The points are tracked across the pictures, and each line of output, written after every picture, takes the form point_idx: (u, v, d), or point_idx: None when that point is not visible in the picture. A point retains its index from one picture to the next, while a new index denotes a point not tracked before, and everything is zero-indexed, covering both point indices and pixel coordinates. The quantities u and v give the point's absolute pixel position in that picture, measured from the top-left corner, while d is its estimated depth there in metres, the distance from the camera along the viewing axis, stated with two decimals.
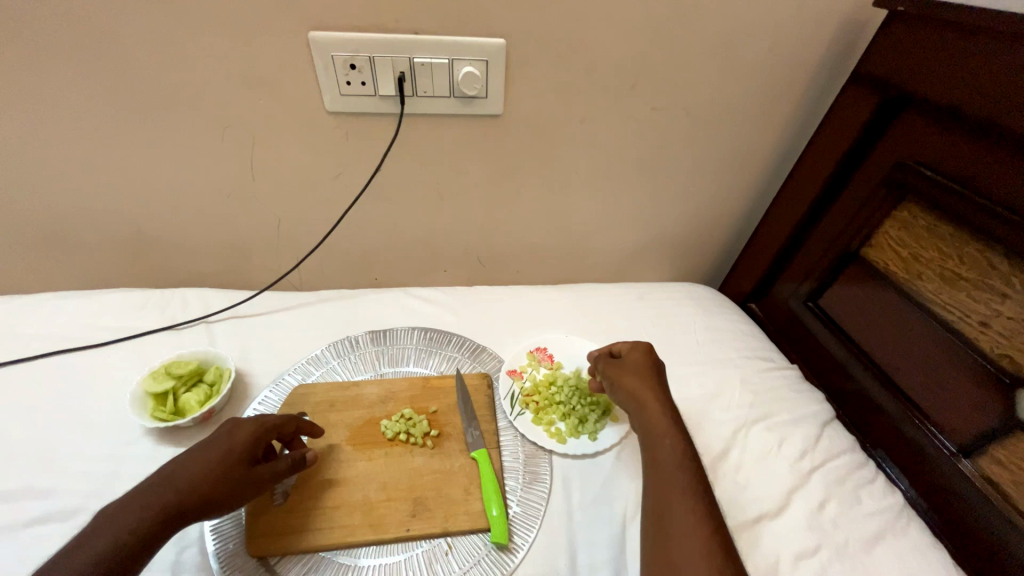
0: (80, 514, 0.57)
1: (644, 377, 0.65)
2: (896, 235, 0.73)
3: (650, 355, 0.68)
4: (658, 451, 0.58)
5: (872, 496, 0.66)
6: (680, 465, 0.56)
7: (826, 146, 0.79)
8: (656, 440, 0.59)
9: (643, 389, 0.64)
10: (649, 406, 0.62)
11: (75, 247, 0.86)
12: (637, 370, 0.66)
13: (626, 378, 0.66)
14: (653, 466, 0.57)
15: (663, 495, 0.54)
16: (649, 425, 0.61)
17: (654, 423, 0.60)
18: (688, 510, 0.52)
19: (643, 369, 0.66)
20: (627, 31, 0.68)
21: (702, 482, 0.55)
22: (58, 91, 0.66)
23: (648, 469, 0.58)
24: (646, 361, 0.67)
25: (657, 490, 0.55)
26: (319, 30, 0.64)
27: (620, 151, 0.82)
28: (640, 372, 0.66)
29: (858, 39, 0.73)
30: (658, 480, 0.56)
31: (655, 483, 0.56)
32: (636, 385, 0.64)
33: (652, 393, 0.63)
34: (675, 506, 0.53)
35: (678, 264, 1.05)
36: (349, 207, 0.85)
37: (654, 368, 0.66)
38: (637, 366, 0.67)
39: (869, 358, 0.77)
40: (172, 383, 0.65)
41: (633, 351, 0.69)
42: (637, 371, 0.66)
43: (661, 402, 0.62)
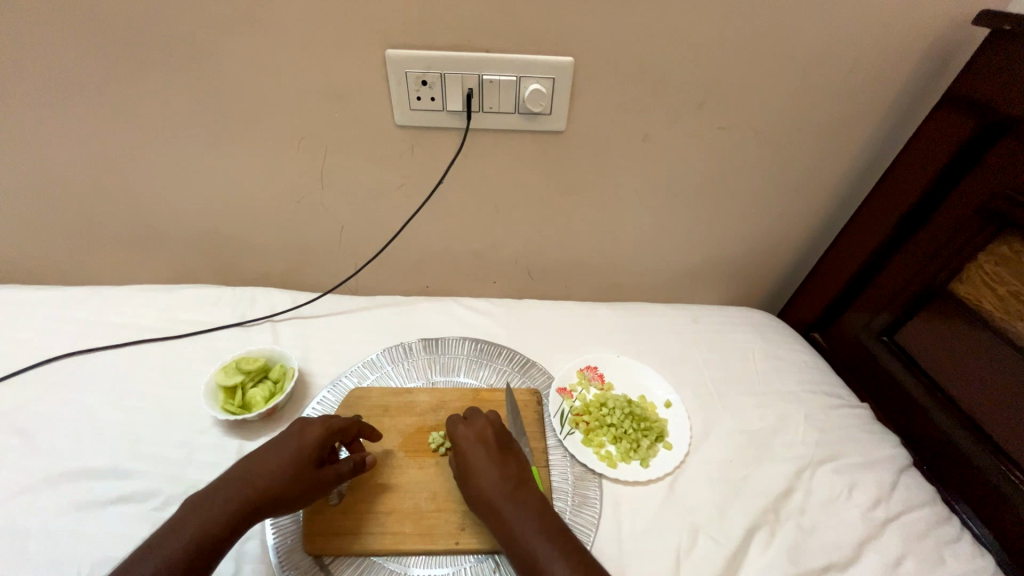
0: (156, 497, 0.60)
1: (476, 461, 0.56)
2: (993, 270, 0.68)
3: (482, 433, 0.58)
4: (540, 572, 0.48)
5: (957, 557, 0.60)
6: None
7: (910, 171, 0.74)
8: (533, 552, 0.49)
9: (482, 475, 0.55)
10: (499, 506, 0.53)
11: (160, 244, 0.93)
12: (480, 458, 0.56)
13: (464, 469, 0.56)
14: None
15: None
16: (508, 528, 0.51)
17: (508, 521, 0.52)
18: None
19: (469, 459, 0.56)
20: (697, 50, 0.67)
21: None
22: (160, 103, 0.73)
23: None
24: (473, 446, 0.57)
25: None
26: (395, 48, 0.67)
27: (682, 169, 0.80)
28: (473, 462, 0.56)
29: (953, 58, 0.68)
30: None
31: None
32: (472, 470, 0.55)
33: (494, 477, 0.54)
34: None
35: (737, 287, 1.00)
36: (410, 218, 0.87)
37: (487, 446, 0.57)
38: (466, 454, 0.57)
39: (954, 403, 0.71)
40: (240, 378, 0.69)
41: (462, 430, 0.59)
42: (462, 460, 0.57)
43: (494, 503, 0.53)
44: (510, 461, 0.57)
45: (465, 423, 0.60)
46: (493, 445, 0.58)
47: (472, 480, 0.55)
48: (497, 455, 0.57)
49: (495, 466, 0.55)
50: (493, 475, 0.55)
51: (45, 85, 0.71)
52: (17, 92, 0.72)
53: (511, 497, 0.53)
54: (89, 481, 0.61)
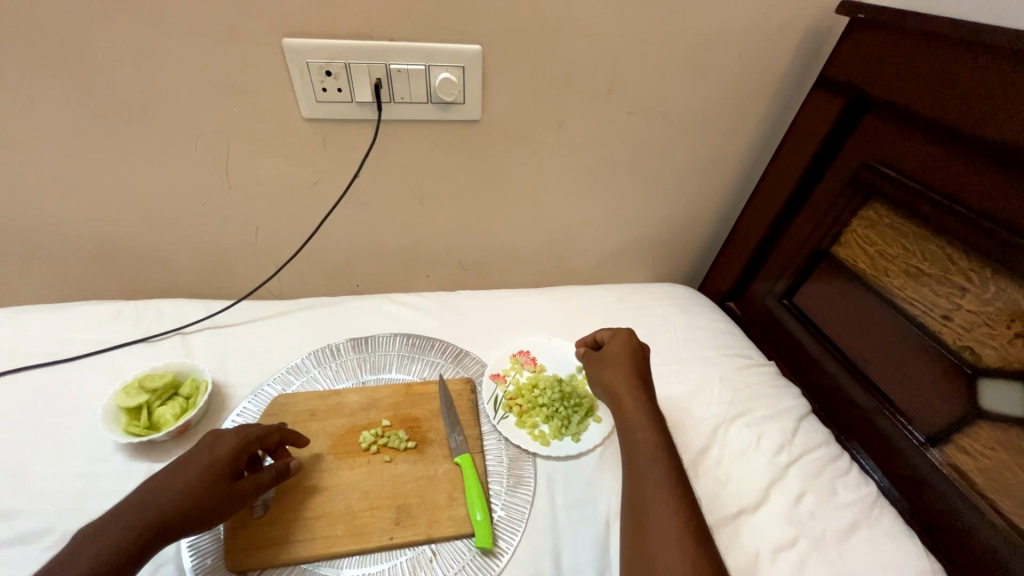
0: (49, 535, 0.55)
1: (620, 366, 0.66)
2: (864, 234, 0.76)
3: (628, 345, 0.68)
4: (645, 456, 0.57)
5: (847, 487, 0.68)
6: (656, 461, 0.57)
7: (796, 147, 0.81)
8: (637, 444, 0.59)
9: (621, 379, 0.65)
10: (625, 402, 0.63)
11: (42, 260, 0.84)
12: (626, 365, 0.66)
13: (606, 371, 0.67)
14: (631, 467, 0.58)
15: (641, 492, 0.55)
16: (628, 419, 0.61)
17: (631, 415, 0.61)
18: (670, 510, 0.52)
19: (621, 363, 0.66)
20: (600, 38, 0.69)
21: (676, 469, 0.56)
22: (21, 100, 0.65)
23: (630, 473, 0.57)
24: (621, 355, 0.67)
25: (636, 488, 0.56)
26: (293, 36, 0.63)
27: (597, 154, 0.83)
28: (617, 365, 0.66)
29: (823, 45, 0.76)
30: (635, 478, 0.56)
31: (633, 481, 0.56)
32: (614, 377, 0.65)
33: (629, 381, 0.64)
34: (658, 508, 0.53)
35: (659, 265, 1.06)
36: (330, 215, 0.84)
37: (632, 354, 0.67)
38: (614, 359, 0.67)
39: (842, 353, 0.79)
40: (146, 397, 0.64)
41: (612, 343, 0.69)
42: (608, 363, 0.68)
43: (620, 399, 0.63)
44: (645, 375, 0.66)
45: (614, 340, 0.70)
46: (636, 356, 0.68)
47: (607, 376, 0.66)
48: (633, 361, 0.67)
49: (633, 375, 0.65)
50: (629, 377, 0.65)
51: None
52: None
53: (640, 395, 0.63)
54: None
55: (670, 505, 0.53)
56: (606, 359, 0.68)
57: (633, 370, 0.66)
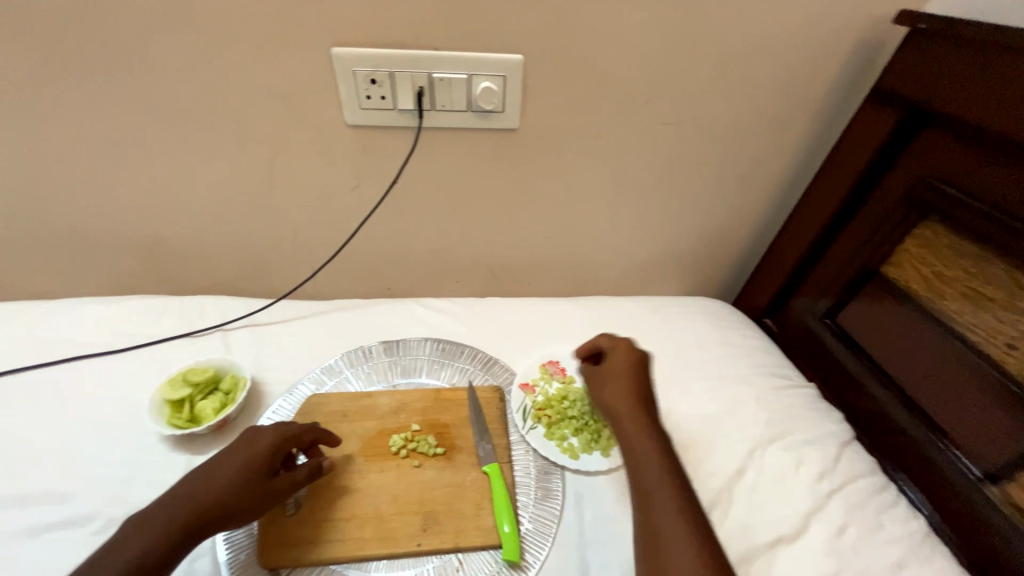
0: (95, 520, 0.57)
1: (625, 384, 0.63)
2: (917, 253, 0.72)
3: (630, 359, 0.66)
4: (649, 483, 0.54)
5: (894, 521, 0.64)
6: (666, 486, 0.54)
7: (844, 161, 0.78)
8: (642, 467, 0.56)
9: (623, 398, 0.62)
10: (626, 421, 0.60)
11: (98, 254, 0.88)
12: (628, 383, 0.64)
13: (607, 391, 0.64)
14: (639, 492, 0.55)
15: (651, 518, 0.52)
16: (630, 442, 0.59)
17: (633, 437, 0.59)
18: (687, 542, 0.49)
19: (624, 380, 0.64)
20: (642, 48, 0.68)
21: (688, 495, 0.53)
22: (89, 102, 0.69)
23: (636, 499, 0.55)
24: (620, 369, 0.65)
25: (646, 516, 0.53)
26: (341, 45, 0.65)
27: (634, 165, 0.82)
28: (619, 381, 0.64)
29: (877, 56, 0.72)
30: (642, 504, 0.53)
31: (641, 504, 0.54)
32: (613, 397, 0.63)
33: (631, 400, 0.62)
34: (669, 538, 0.50)
35: (692, 278, 1.04)
36: (367, 219, 0.86)
37: (635, 371, 0.65)
38: (612, 374, 0.65)
39: (890, 378, 0.75)
40: (189, 390, 0.66)
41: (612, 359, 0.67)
42: (606, 377, 0.66)
43: (622, 418, 0.61)
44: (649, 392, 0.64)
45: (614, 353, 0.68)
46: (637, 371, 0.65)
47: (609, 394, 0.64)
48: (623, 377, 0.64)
49: (634, 392, 0.63)
50: (630, 394, 0.62)
51: None
52: None
53: (640, 415, 0.61)
54: (21, 508, 0.58)
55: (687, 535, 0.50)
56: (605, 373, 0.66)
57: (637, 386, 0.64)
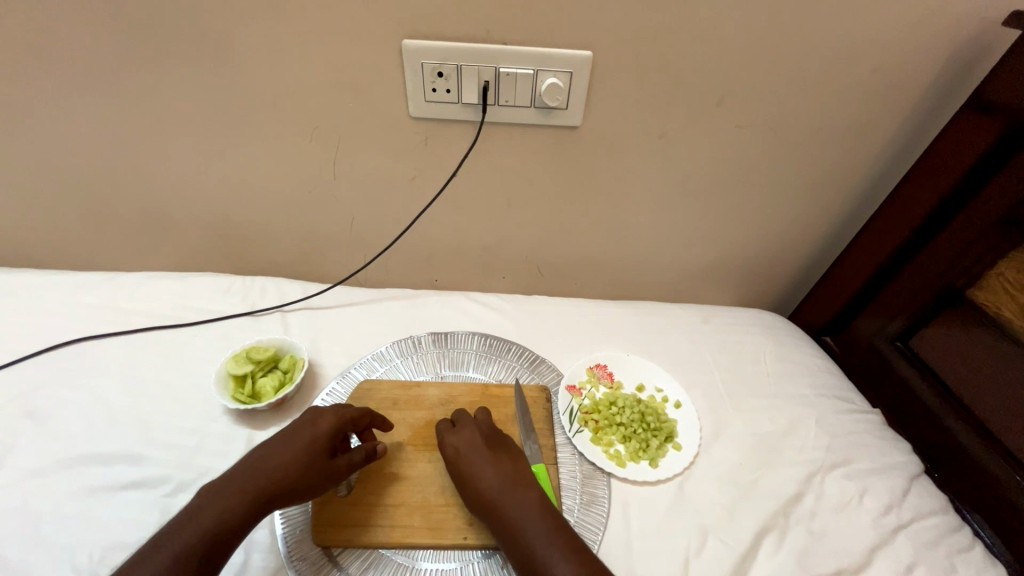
0: (165, 484, 0.61)
1: (476, 467, 0.56)
2: (1013, 279, 0.67)
3: (480, 436, 0.60)
4: None
5: (969, 566, 0.59)
6: None
7: (932, 173, 0.72)
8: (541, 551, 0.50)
9: (489, 483, 0.55)
10: (504, 508, 0.53)
11: (170, 232, 0.93)
12: (479, 460, 0.57)
13: (462, 474, 0.57)
14: None
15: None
16: (516, 536, 0.51)
17: (522, 528, 0.51)
18: None
19: (468, 455, 0.58)
20: (719, 46, 0.65)
21: None
22: (173, 88, 0.73)
23: None
24: (465, 451, 0.58)
25: None
26: (412, 38, 0.66)
27: (698, 168, 0.79)
28: (473, 462, 0.57)
29: (980, 60, 0.66)
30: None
31: None
32: (473, 478, 0.56)
33: (496, 484, 0.55)
34: None
35: (748, 289, 0.99)
36: (421, 211, 0.87)
37: (478, 448, 0.58)
38: (455, 456, 0.58)
39: (969, 411, 0.70)
40: (251, 367, 0.69)
41: (452, 440, 0.60)
42: (454, 465, 0.58)
43: (501, 503, 0.54)
44: (508, 467, 0.57)
45: (455, 431, 0.61)
46: (483, 445, 0.59)
47: (473, 479, 0.56)
48: (498, 458, 0.58)
49: (497, 473, 0.56)
50: (496, 477, 0.55)
51: (59, 66, 0.71)
52: (29, 71, 0.71)
53: (520, 498, 0.54)
54: (100, 466, 0.62)
55: None
56: (449, 457, 0.59)
57: (490, 464, 0.57)
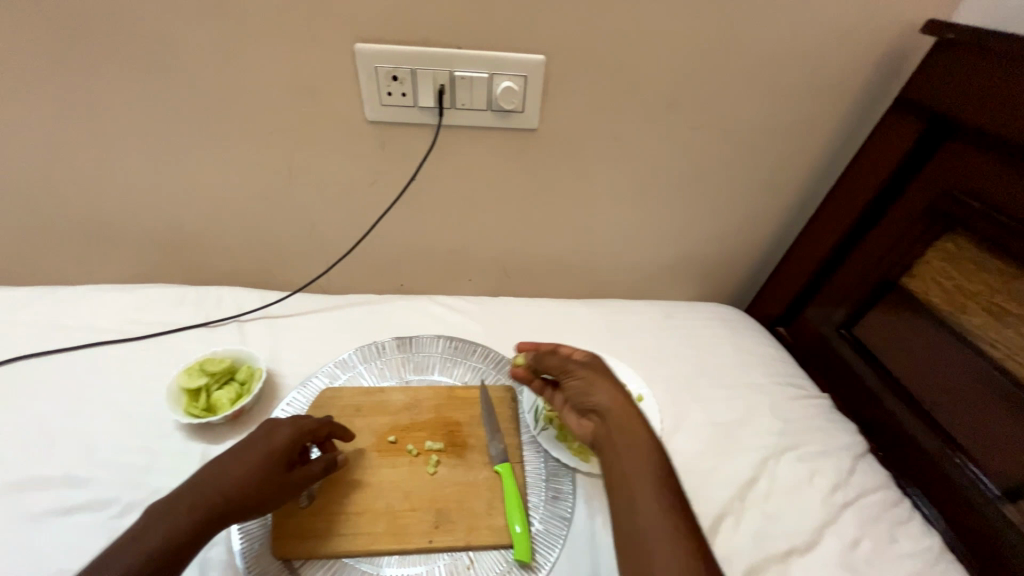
0: (113, 505, 0.58)
1: (612, 390, 0.60)
2: (940, 266, 0.72)
3: (620, 368, 0.62)
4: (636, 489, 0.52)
5: (909, 537, 0.63)
6: (660, 492, 0.51)
7: (867, 169, 0.77)
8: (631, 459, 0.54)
9: (618, 402, 0.59)
10: (620, 422, 0.57)
11: (117, 243, 0.89)
12: (606, 384, 0.61)
13: (592, 389, 0.60)
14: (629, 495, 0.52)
15: (629, 508, 0.51)
16: (626, 441, 0.56)
17: (631, 435, 0.56)
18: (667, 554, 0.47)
19: (601, 378, 0.61)
20: (666, 50, 0.68)
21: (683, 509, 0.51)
22: (114, 94, 0.70)
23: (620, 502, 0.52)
24: (598, 374, 0.62)
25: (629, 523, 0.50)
26: (364, 42, 0.66)
27: (652, 168, 0.82)
28: (607, 384, 0.61)
29: (903, 64, 0.71)
30: (624, 499, 0.52)
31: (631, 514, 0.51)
32: (605, 395, 0.60)
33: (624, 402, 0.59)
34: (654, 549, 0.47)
35: (706, 284, 1.03)
36: (382, 216, 0.86)
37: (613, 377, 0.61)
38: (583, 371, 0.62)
39: (906, 392, 0.74)
40: (205, 380, 0.67)
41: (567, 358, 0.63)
42: (585, 382, 0.61)
43: (615, 415, 0.58)
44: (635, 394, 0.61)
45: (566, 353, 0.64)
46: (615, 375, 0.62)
47: (604, 392, 0.60)
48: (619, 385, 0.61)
49: (623, 398, 0.59)
50: (621, 398, 0.59)
51: None
52: None
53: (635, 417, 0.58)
54: (41, 490, 0.59)
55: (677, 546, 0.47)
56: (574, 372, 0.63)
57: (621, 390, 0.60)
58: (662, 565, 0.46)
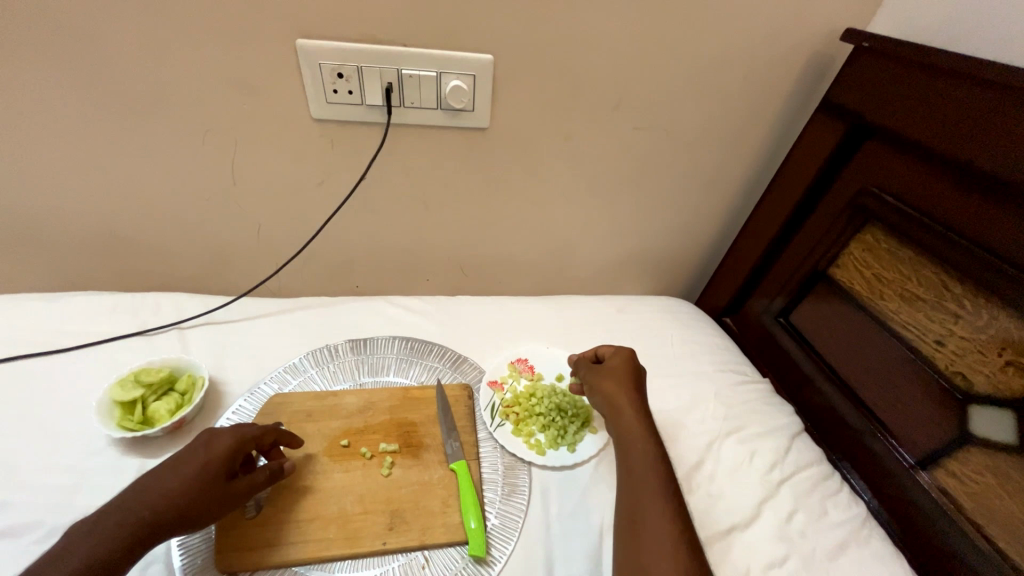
0: (36, 529, 0.54)
1: (619, 383, 0.68)
2: (861, 257, 0.77)
3: (629, 361, 0.70)
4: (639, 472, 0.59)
5: (838, 507, 0.68)
6: (653, 474, 0.59)
7: (798, 168, 0.82)
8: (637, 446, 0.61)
9: (622, 394, 0.66)
10: (624, 413, 0.65)
11: (38, 248, 0.82)
12: (623, 381, 0.68)
13: (603, 385, 0.68)
14: (627, 477, 0.60)
15: (637, 504, 0.56)
16: (626, 430, 0.63)
17: (630, 426, 0.63)
18: (660, 527, 0.54)
19: (618, 375, 0.69)
20: (610, 53, 0.70)
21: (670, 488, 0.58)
22: (27, 87, 0.64)
23: (624, 483, 0.60)
24: (611, 371, 0.70)
25: (629, 501, 0.57)
26: (307, 37, 0.64)
27: (602, 167, 0.84)
28: (617, 380, 0.68)
29: (827, 70, 0.77)
30: (632, 495, 0.58)
31: (630, 493, 0.58)
32: (614, 390, 0.67)
33: (627, 395, 0.66)
34: (645, 523, 0.55)
35: (658, 279, 1.07)
36: (333, 216, 0.84)
37: (627, 371, 0.69)
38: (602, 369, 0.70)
39: (836, 373, 0.80)
40: (140, 392, 0.63)
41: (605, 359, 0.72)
42: (599, 379, 0.70)
43: (621, 408, 0.65)
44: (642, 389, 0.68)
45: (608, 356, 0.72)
46: (632, 370, 0.70)
47: (611, 388, 0.68)
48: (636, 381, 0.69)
49: (631, 392, 0.67)
50: (626, 392, 0.67)
51: None
52: None
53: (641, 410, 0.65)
54: None
55: (664, 520, 0.54)
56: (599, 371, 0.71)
57: (631, 383, 0.68)
58: (652, 536, 0.53)
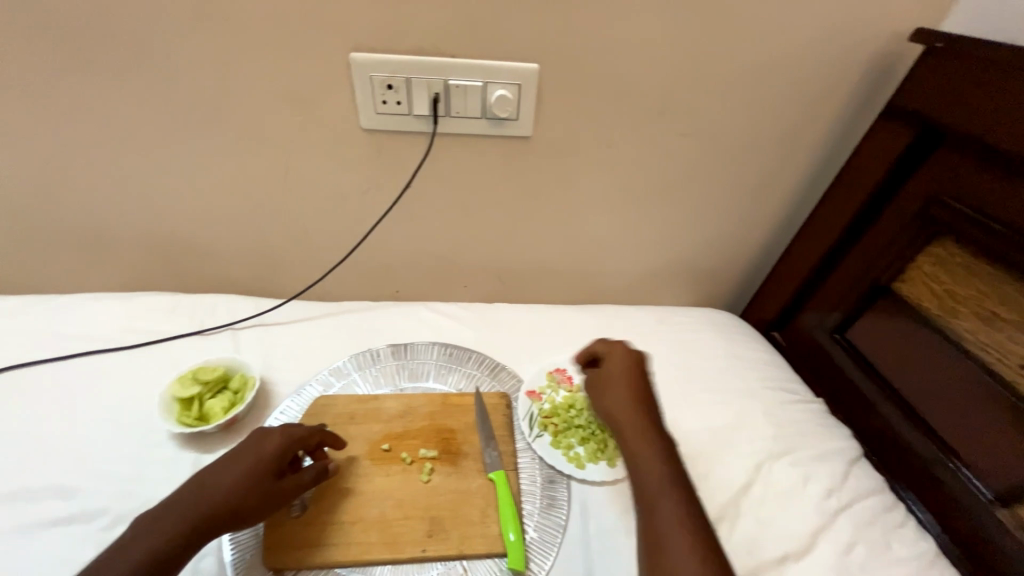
0: (102, 516, 0.58)
1: (620, 391, 0.63)
2: (930, 271, 0.72)
3: (626, 366, 0.66)
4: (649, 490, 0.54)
5: (903, 542, 0.63)
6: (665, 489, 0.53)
7: (858, 175, 0.78)
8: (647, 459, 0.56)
9: (623, 405, 0.62)
10: (627, 426, 0.60)
11: (110, 251, 0.89)
12: (621, 389, 0.63)
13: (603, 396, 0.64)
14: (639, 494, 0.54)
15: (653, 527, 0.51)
16: (631, 445, 0.58)
17: (635, 439, 0.58)
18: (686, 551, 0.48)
19: (615, 382, 0.64)
20: (657, 59, 0.69)
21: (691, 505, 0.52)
22: (109, 103, 0.70)
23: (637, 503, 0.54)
24: (611, 379, 0.65)
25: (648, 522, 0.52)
26: (359, 51, 0.66)
27: (646, 175, 0.82)
28: (614, 388, 0.64)
29: (892, 72, 0.72)
30: (647, 517, 0.52)
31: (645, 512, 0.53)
32: (613, 403, 0.63)
33: (630, 406, 0.62)
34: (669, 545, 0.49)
35: (701, 290, 1.03)
36: (377, 223, 0.86)
37: (629, 376, 0.64)
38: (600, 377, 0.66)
39: (899, 396, 0.75)
40: (197, 389, 0.67)
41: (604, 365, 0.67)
42: (598, 388, 0.65)
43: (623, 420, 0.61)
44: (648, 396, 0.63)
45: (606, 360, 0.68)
46: (632, 375, 0.65)
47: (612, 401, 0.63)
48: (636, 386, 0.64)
49: (633, 401, 0.62)
50: (626, 401, 0.62)
51: None
52: None
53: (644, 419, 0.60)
54: (30, 502, 0.58)
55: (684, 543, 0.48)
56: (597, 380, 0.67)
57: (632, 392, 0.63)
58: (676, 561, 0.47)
